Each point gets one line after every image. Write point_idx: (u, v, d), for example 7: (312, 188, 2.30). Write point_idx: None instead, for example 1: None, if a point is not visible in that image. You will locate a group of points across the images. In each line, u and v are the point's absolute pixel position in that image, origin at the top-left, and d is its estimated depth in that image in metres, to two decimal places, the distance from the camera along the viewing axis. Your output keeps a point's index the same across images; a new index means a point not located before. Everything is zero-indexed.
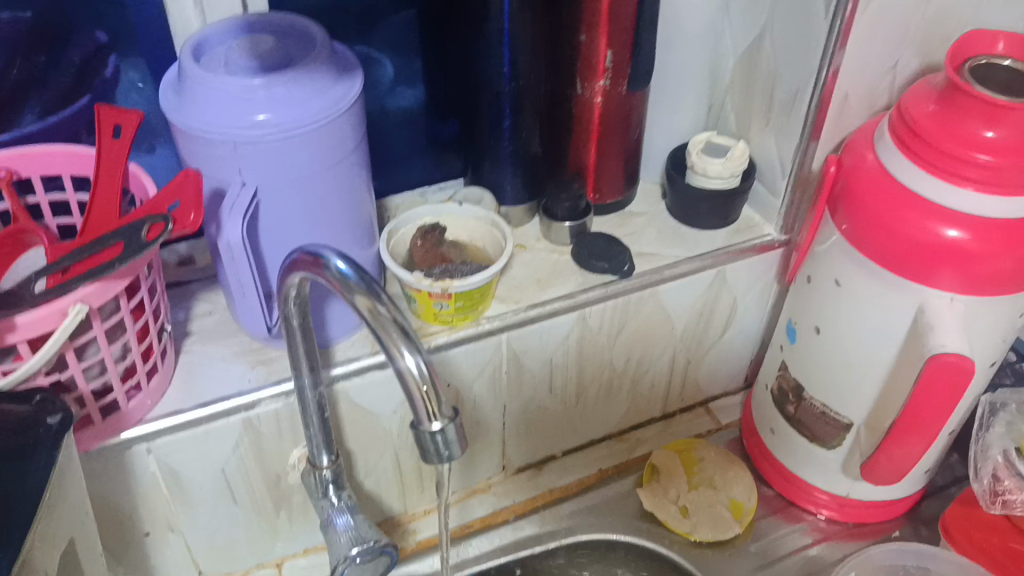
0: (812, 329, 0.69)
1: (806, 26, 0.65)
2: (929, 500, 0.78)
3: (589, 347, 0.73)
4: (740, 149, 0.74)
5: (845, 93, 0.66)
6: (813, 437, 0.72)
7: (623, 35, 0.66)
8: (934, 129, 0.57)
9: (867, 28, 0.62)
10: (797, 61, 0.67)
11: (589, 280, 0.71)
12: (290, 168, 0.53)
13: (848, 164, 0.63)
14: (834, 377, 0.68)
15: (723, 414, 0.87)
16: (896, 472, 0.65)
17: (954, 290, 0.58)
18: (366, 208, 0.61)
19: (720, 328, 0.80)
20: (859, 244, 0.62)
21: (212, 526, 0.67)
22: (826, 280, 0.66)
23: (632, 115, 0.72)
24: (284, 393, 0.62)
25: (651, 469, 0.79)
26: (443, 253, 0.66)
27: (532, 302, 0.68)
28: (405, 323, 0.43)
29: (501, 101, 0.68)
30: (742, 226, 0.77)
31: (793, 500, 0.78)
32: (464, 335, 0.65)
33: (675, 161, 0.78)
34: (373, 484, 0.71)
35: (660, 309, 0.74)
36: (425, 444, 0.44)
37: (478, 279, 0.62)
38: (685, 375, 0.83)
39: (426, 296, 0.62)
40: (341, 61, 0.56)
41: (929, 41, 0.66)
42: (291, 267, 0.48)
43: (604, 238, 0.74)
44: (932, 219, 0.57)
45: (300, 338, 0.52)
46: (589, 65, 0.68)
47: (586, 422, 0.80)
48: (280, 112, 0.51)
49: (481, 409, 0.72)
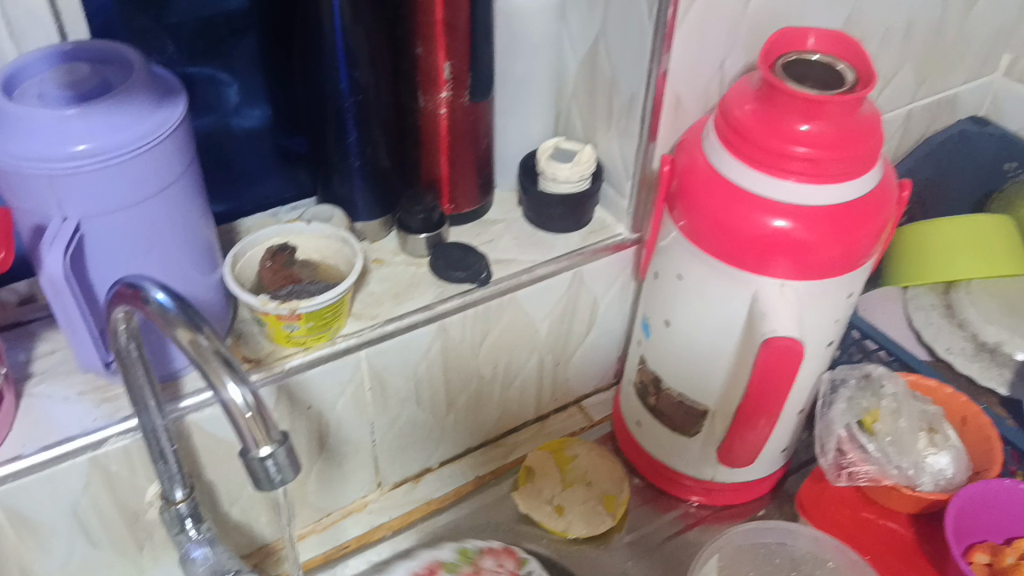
0: (662, 323, 0.71)
1: (635, 33, 0.67)
2: (792, 476, 0.81)
3: (453, 357, 0.74)
4: (587, 153, 0.76)
5: (677, 95, 0.68)
6: (674, 426, 0.75)
7: (459, 47, 0.67)
8: (754, 126, 0.59)
9: (690, 33, 0.65)
10: (630, 66, 0.69)
11: (447, 290, 0.71)
12: (115, 198, 0.52)
13: (681, 163, 0.65)
14: (687, 368, 0.70)
15: (596, 411, 0.89)
16: (751, 455, 0.68)
17: (787, 277, 0.61)
18: (203, 233, 0.60)
19: (583, 328, 0.82)
20: (696, 239, 0.64)
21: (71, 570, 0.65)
22: (671, 275, 0.68)
23: (477, 125, 0.73)
24: (132, 430, 0.60)
25: (526, 471, 0.80)
26: (292, 272, 0.66)
27: (388, 317, 0.69)
28: (227, 352, 0.43)
29: (343, 117, 0.67)
30: (595, 228, 0.79)
31: (663, 490, 0.80)
32: (319, 356, 0.65)
33: (526, 169, 0.79)
34: (240, 511, 0.70)
35: (522, 314, 0.75)
36: (257, 473, 0.44)
37: (327, 298, 0.61)
38: (554, 376, 0.84)
39: (274, 319, 0.62)
40: (163, 84, 0.55)
41: (751, 40, 0.69)
42: (115, 300, 0.47)
43: (460, 247, 0.74)
44: (758, 212, 0.59)
45: (140, 371, 0.51)
46: (430, 78, 0.68)
47: (459, 431, 0.81)
48: (100, 139, 0.50)
49: (347, 426, 0.71)
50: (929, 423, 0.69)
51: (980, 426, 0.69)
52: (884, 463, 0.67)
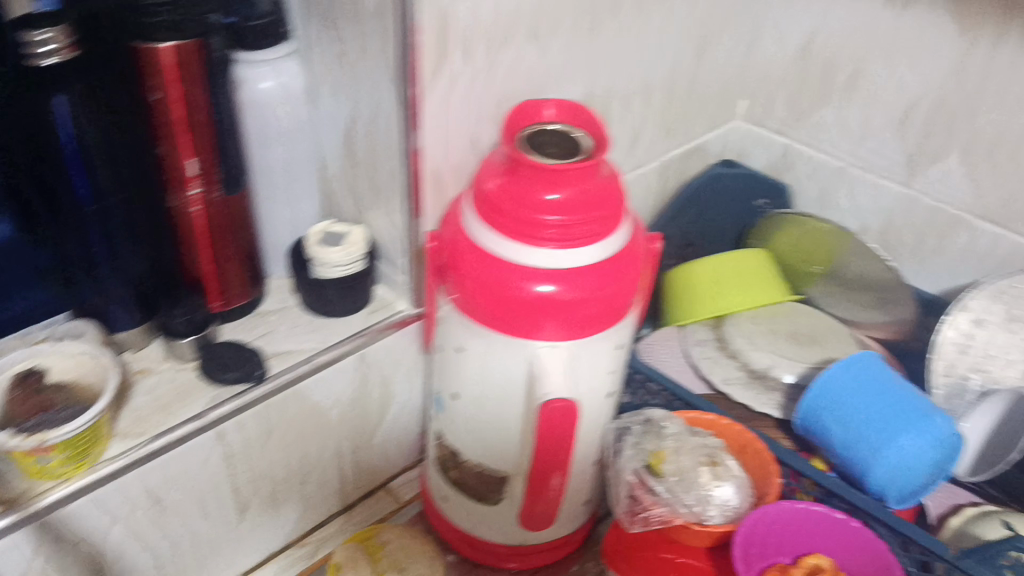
0: (450, 396, 0.71)
1: (384, 114, 0.67)
2: (601, 525, 0.83)
3: (238, 462, 0.70)
4: (357, 234, 0.75)
5: (434, 170, 0.69)
6: (477, 496, 0.74)
7: (203, 140, 0.65)
8: (506, 197, 0.60)
9: (436, 111, 0.66)
10: (385, 145, 0.69)
11: (220, 394, 0.68)
12: None
13: (446, 238, 0.66)
14: (480, 437, 0.70)
15: (404, 490, 0.87)
16: (546, 513, 0.71)
17: (558, 338, 0.63)
18: None
19: (378, 409, 0.80)
20: (469, 310, 0.64)
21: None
22: (450, 348, 0.68)
23: (235, 217, 0.70)
24: None
25: (335, 567, 0.76)
26: (43, 399, 0.61)
27: (155, 432, 0.64)
28: None
29: (83, 225, 0.63)
30: (376, 307, 0.78)
31: (480, 563, 0.79)
32: (78, 487, 0.60)
33: (297, 254, 0.77)
34: None
35: (308, 405, 0.73)
36: None
37: (81, 423, 0.58)
38: (356, 462, 0.82)
39: (23, 454, 0.56)
40: None
41: (499, 112, 0.71)
42: None
43: (233, 344, 0.71)
44: (523, 279, 0.61)
45: None
46: (175, 177, 0.65)
47: (258, 535, 0.77)
48: None
49: (125, 555, 0.66)
50: (710, 456, 0.72)
51: (757, 453, 0.74)
52: (674, 503, 0.69)
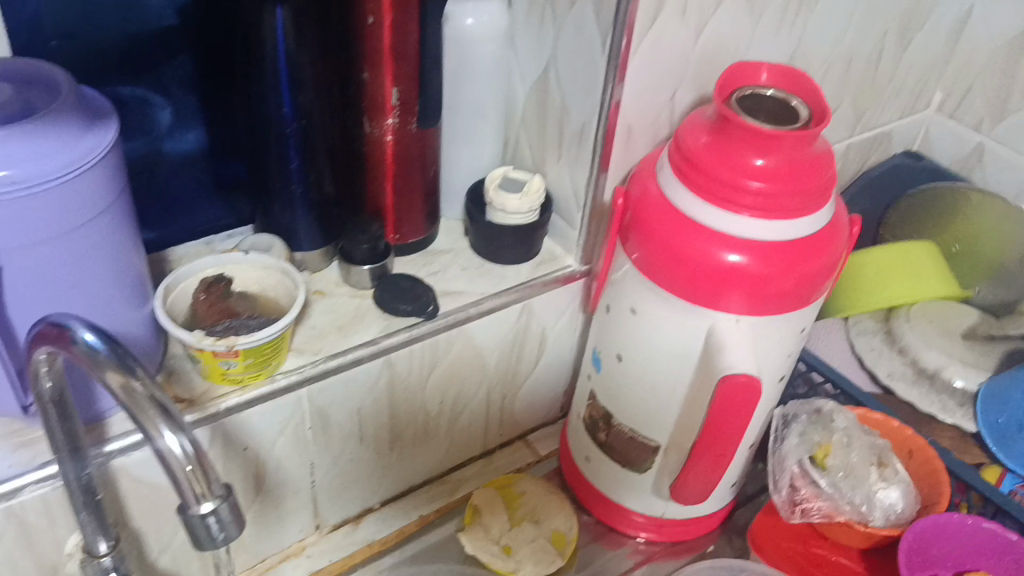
0: (614, 357, 0.70)
1: (588, 62, 0.66)
2: (742, 509, 0.81)
3: (398, 393, 0.71)
4: (536, 183, 0.74)
5: (629, 124, 0.67)
6: (626, 462, 0.73)
7: (408, 71, 0.65)
8: (710, 158, 0.59)
9: (642, 64, 0.64)
10: (582, 95, 0.68)
11: (393, 324, 0.68)
12: (35, 229, 0.48)
13: (634, 195, 0.64)
14: (640, 403, 0.69)
15: (542, 445, 0.87)
16: (704, 489, 0.66)
17: (741, 312, 0.60)
18: (133, 263, 0.56)
19: (531, 361, 0.80)
20: (650, 272, 0.63)
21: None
22: (623, 309, 0.67)
23: (425, 152, 0.71)
24: (52, 477, 0.55)
25: (472, 510, 0.77)
26: (229, 305, 0.62)
27: (330, 352, 0.65)
28: (164, 398, 0.39)
29: (285, 143, 0.64)
30: (545, 259, 0.77)
31: (612, 526, 0.78)
32: (256, 395, 0.61)
33: (474, 198, 0.77)
34: (170, 560, 0.65)
35: (469, 347, 0.73)
36: (197, 530, 0.40)
37: (267, 334, 0.58)
38: (502, 410, 0.82)
39: (209, 355, 0.58)
40: (92, 106, 0.51)
41: (702, 73, 0.69)
42: (35, 341, 0.43)
43: (408, 278, 0.72)
44: (713, 245, 0.58)
45: (58, 417, 0.47)
46: (376, 103, 0.66)
47: (402, 468, 0.78)
48: (18, 166, 0.46)
49: (285, 468, 0.68)
50: (879, 456, 0.69)
51: (926, 459, 0.70)
52: (837, 499, 0.67)
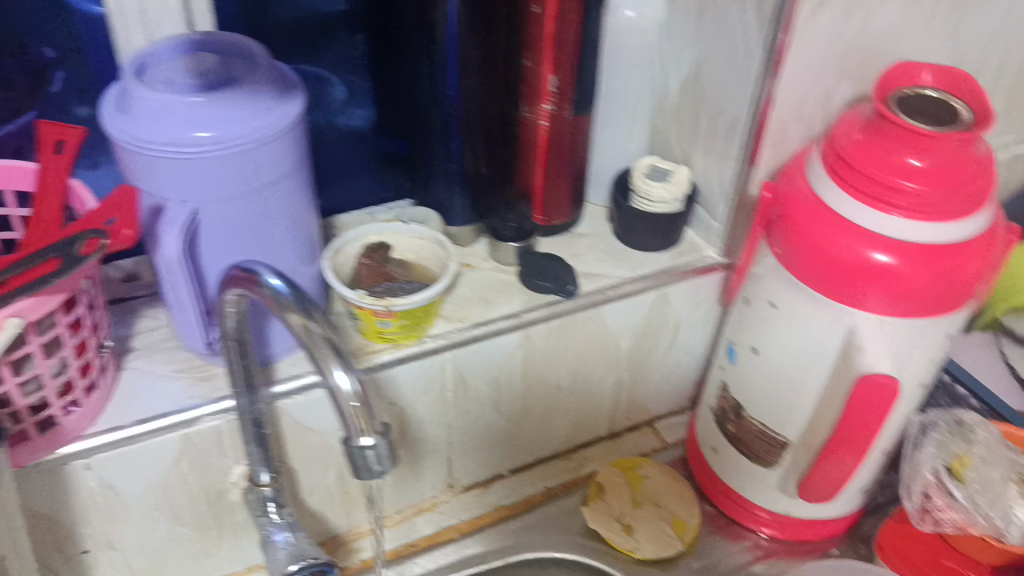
0: (749, 349, 0.70)
1: (744, 55, 0.67)
2: (869, 517, 0.80)
3: (534, 366, 0.74)
4: (682, 174, 0.76)
5: (781, 119, 0.68)
6: (753, 455, 0.74)
7: (567, 60, 0.67)
8: (864, 157, 0.59)
9: (799, 59, 0.64)
10: (735, 88, 0.69)
11: (533, 300, 0.72)
12: (228, 186, 0.54)
13: (783, 190, 0.65)
14: (772, 397, 0.70)
15: (669, 433, 0.88)
16: (831, 488, 0.66)
17: (885, 312, 0.60)
18: (307, 224, 0.62)
19: (664, 348, 0.82)
20: (793, 267, 0.63)
21: (156, 543, 0.67)
22: (762, 302, 0.68)
23: (577, 138, 0.73)
24: (224, 411, 0.62)
25: (596, 487, 0.80)
26: (386, 270, 0.67)
27: (476, 321, 0.69)
28: (338, 341, 0.44)
29: (449, 121, 0.69)
30: (685, 249, 0.78)
31: (735, 519, 0.79)
32: (407, 353, 0.66)
33: (620, 184, 0.79)
34: (317, 499, 0.71)
35: (605, 329, 0.75)
36: (357, 460, 0.44)
37: (420, 298, 0.62)
38: (631, 394, 0.84)
39: (368, 314, 0.63)
40: (283, 79, 0.56)
41: (861, 72, 0.68)
42: (227, 283, 0.48)
43: (550, 257, 0.75)
44: (861, 243, 0.58)
45: (238, 355, 0.53)
46: (533, 90, 0.68)
47: (532, 440, 0.81)
48: (219, 128, 0.51)
49: (425, 426, 0.72)
50: (1021, 474, 0.66)
51: None
52: (972, 511, 0.65)
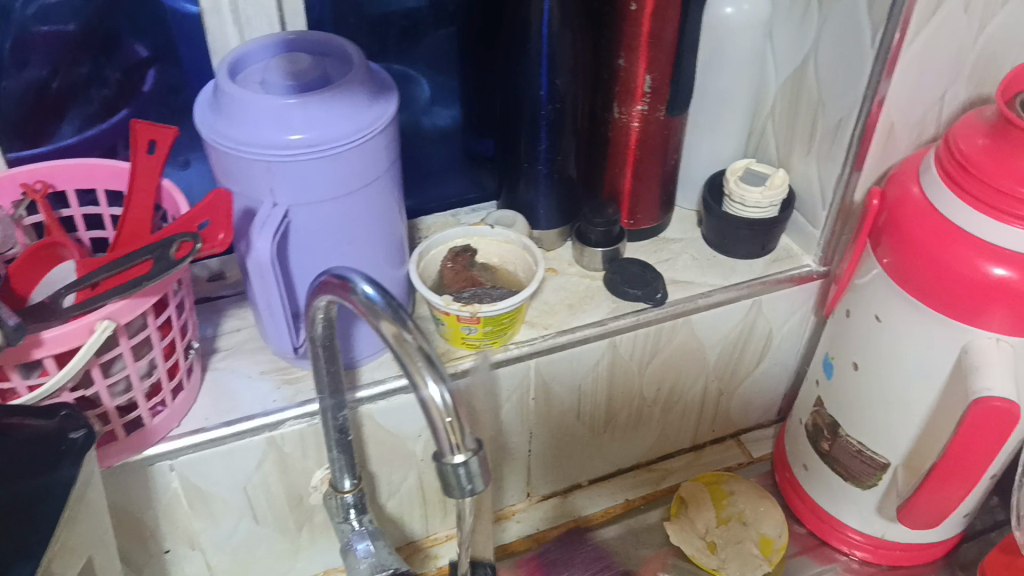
0: (849, 365, 0.67)
1: (854, 55, 0.63)
2: (968, 543, 0.75)
3: (619, 375, 0.72)
4: (780, 177, 0.72)
5: (892, 122, 0.64)
6: (848, 474, 0.70)
7: (663, 59, 0.65)
8: (986, 164, 0.55)
9: (915, 59, 0.61)
10: (842, 88, 0.65)
11: (621, 308, 0.69)
12: (321, 189, 0.53)
13: (892, 198, 0.61)
14: (874, 415, 0.66)
15: (755, 446, 0.85)
16: (936, 516, 0.62)
17: (1002, 331, 0.56)
18: (396, 228, 0.60)
19: (754, 359, 0.78)
20: (902, 279, 0.59)
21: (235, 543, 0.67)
22: (866, 316, 0.64)
23: (669, 140, 0.71)
24: (308, 414, 0.61)
25: (679, 501, 0.78)
26: (473, 274, 0.66)
27: (561, 328, 0.67)
28: (431, 351, 0.42)
29: (538, 124, 0.66)
30: (780, 256, 0.75)
31: (824, 540, 0.76)
32: (491, 360, 0.65)
33: (712, 189, 0.77)
34: (396, 504, 0.70)
35: (694, 338, 0.73)
36: (448, 477, 0.42)
37: (507, 305, 0.61)
38: (717, 405, 0.81)
39: (454, 319, 0.62)
40: (377, 80, 0.55)
41: (979, 72, 0.64)
42: (319, 289, 0.47)
43: (639, 263, 0.72)
44: (979, 256, 0.55)
45: (326, 359, 0.51)
46: (627, 90, 0.67)
47: (614, 450, 0.79)
48: (314, 130, 0.50)
49: (507, 434, 0.71)
50: None
51: None
52: None
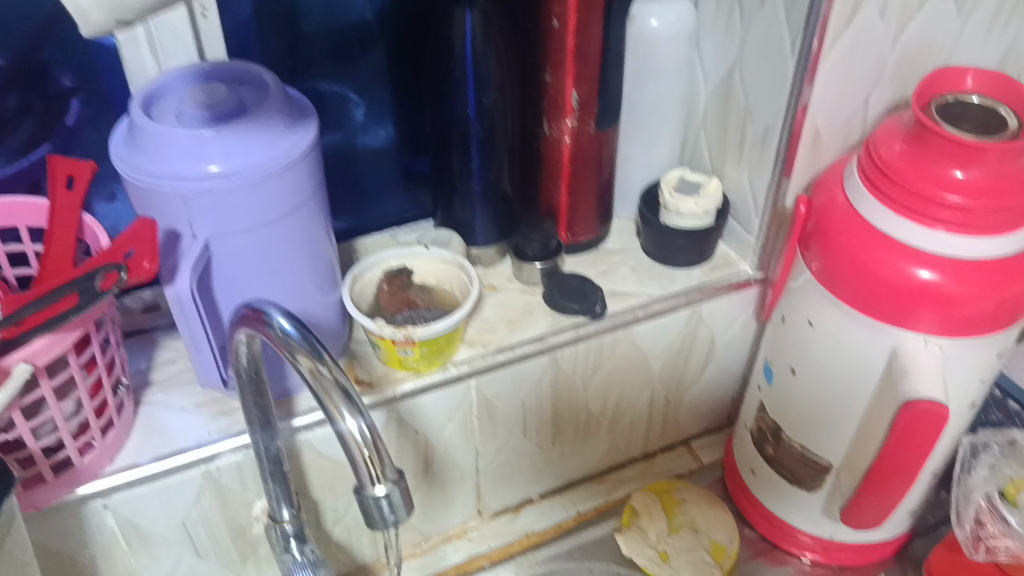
0: (786, 370, 0.67)
1: (776, 63, 0.64)
2: (918, 540, 0.76)
3: (563, 389, 0.72)
4: (714, 185, 0.73)
5: (817, 128, 0.65)
6: (793, 478, 0.71)
7: (590, 74, 0.65)
8: (906, 170, 0.55)
9: (834, 66, 0.62)
10: (768, 96, 0.66)
11: (561, 322, 0.69)
12: (242, 219, 0.52)
13: (819, 203, 0.62)
14: (813, 418, 0.66)
15: (705, 452, 0.85)
16: (877, 517, 0.63)
17: (930, 332, 0.57)
18: (325, 254, 0.60)
19: (699, 366, 0.79)
20: (831, 285, 0.60)
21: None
22: (800, 321, 0.65)
23: (602, 153, 0.71)
24: (244, 446, 0.60)
25: (630, 511, 0.78)
26: (409, 296, 0.66)
27: (500, 346, 0.67)
28: (348, 383, 0.41)
29: (468, 142, 0.66)
30: (719, 264, 0.75)
31: (776, 543, 0.76)
32: (430, 382, 0.64)
33: (648, 199, 0.77)
34: (343, 530, 0.69)
35: (635, 349, 0.73)
36: (370, 510, 0.42)
37: (442, 326, 0.60)
38: (666, 413, 0.81)
39: (389, 343, 0.61)
40: (297, 107, 0.55)
41: (901, 75, 0.65)
42: (237, 323, 0.46)
43: (577, 277, 0.72)
44: (903, 259, 0.55)
45: (253, 391, 0.51)
46: (556, 105, 0.67)
47: (563, 463, 0.79)
48: (231, 161, 0.50)
49: (452, 453, 0.71)
50: None
51: None
52: None
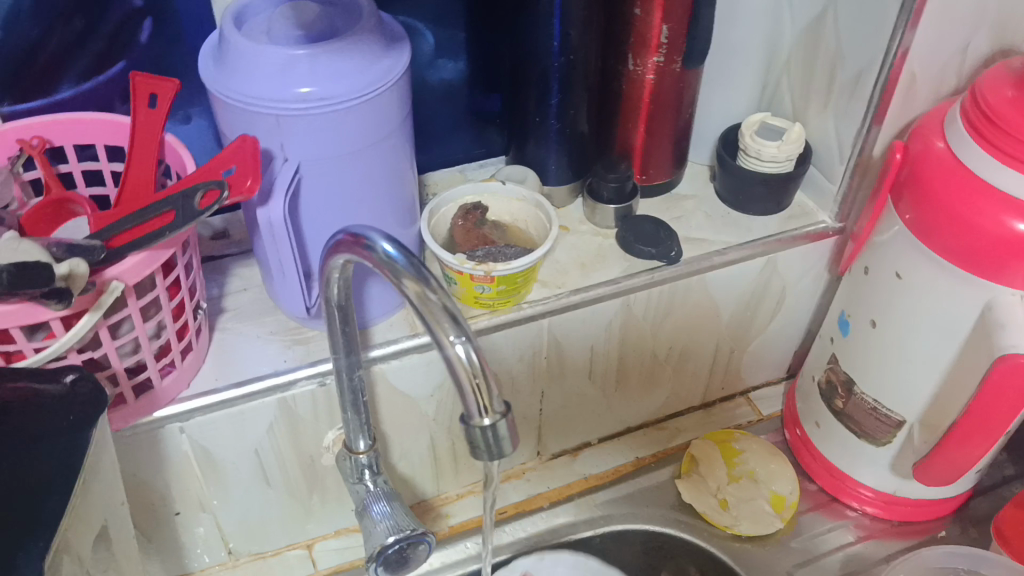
0: (866, 323, 0.66)
1: (877, 4, 0.61)
2: (979, 500, 0.75)
3: (632, 333, 0.71)
4: (797, 131, 0.71)
5: (914, 74, 0.62)
6: (861, 432, 0.70)
7: (680, 9, 0.63)
8: (1013, 116, 0.53)
9: (941, 9, 0.59)
10: (864, 39, 0.63)
11: (635, 266, 0.68)
12: (333, 145, 0.51)
13: (915, 151, 0.60)
14: (890, 373, 0.65)
15: (764, 404, 0.85)
16: (951, 474, 0.62)
17: None
18: (408, 185, 0.59)
19: (767, 316, 0.77)
20: (922, 235, 0.59)
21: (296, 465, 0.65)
22: (886, 273, 0.63)
23: (684, 94, 0.69)
24: (320, 375, 0.60)
25: (689, 459, 0.78)
26: (484, 233, 0.65)
27: (575, 287, 0.66)
28: (455, 309, 0.40)
29: (550, 76, 0.64)
30: (794, 213, 0.74)
31: (836, 496, 0.75)
32: (505, 320, 0.63)
33: (726, 143, 0.75)
34: (407, 465, 0.70)
35: (706, 296, 0.72)
36: (475, 440, 0.42)
37: (522, 263, 0.59)
38: (728, 363, 0.80)
39: (467, 278, 0.60)
40: (389, 31, 0.53)
41: (1006, 22, 0.62)
42: (334, 249, 0.45)
43: (652, 221, 0.71)
44: (1002, 210, 0.53)
45: (340, 319, 0.50)
46: (642, 41, 0.65)
47: (624, 408, 0.78)
48: (325, 84, 0.48)
49: (518, 394, 0.70)
50: None
51: None
52: None
